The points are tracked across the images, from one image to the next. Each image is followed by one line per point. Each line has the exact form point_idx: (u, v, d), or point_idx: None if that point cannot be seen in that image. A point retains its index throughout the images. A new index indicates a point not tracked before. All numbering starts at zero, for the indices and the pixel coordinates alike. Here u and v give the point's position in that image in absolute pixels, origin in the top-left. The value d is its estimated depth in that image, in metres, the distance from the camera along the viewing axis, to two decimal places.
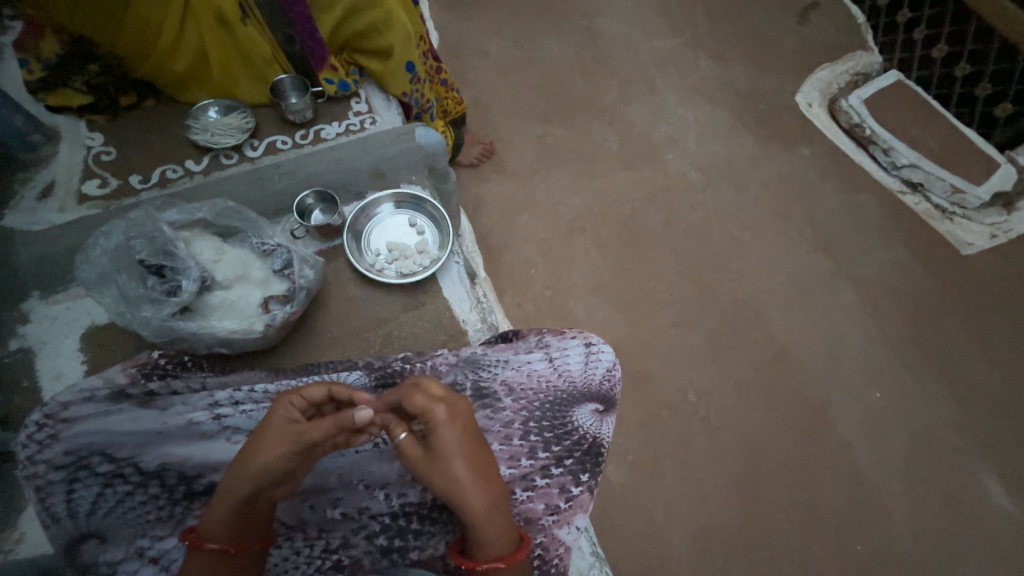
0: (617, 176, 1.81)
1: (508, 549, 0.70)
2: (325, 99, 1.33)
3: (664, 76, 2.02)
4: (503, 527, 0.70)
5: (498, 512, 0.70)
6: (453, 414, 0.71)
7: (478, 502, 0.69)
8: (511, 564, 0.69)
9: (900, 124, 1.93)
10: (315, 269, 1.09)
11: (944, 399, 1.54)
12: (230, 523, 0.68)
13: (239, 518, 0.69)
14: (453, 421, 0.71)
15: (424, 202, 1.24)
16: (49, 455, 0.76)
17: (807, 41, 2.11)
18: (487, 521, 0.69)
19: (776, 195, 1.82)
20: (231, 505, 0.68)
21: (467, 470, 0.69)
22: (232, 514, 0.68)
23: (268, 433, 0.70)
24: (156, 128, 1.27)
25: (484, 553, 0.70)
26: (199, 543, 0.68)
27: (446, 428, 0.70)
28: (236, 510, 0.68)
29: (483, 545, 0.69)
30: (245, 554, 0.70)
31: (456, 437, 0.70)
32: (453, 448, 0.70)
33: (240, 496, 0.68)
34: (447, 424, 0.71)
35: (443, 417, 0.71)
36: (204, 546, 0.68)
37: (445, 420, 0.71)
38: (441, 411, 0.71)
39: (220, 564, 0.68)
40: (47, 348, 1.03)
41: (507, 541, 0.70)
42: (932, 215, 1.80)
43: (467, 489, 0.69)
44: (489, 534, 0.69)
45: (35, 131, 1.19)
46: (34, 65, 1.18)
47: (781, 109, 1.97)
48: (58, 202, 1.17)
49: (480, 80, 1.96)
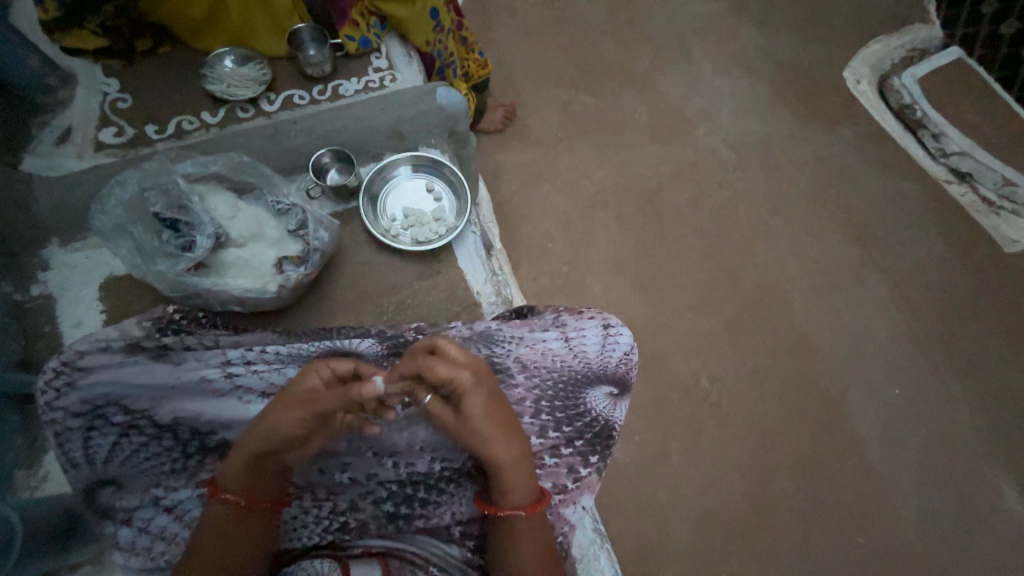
0: (644, 149, 1.73)
1: (530, 500, 0.74)
2: (344, 54, 1.26)
3: (702, 43, 1.89)
4: (526, 477, 0.73)
5: (520, 466, 0.72)
6: (477, 379, 0.71)
7: (502, 454, 0.71)
8: (531, 514, 0.73)
9: (956, 107, 1.79)
10: (330, 232, 1.06)
11: (967, 401, 1.49)
12: (241, 477, 0.70)
13: (250, 474, 0.70)
14: (478, 386, 0.71)
15: (443, 166, 1.19)
16: (67, 402, 0.77)
17: (862, 10, 1.94)
18: (511, 471, 0.72)
19: (813, 178, 1.72)
20: (242, 461, 0.70)
21: (494, 427, 0.71)
22: (245, 470, 0.70)
23: (287, 399, 0.69)
24: (172, 76, 1.23)
25: (507, 501, 0.73)
26: (216, 492, 0.71)
27: (472, 391, 0.70)
28: (248, 464, 0.70)
29: (507, 493, 0.73)
30: (254, 511, 0.71)
31: (481, 401, 0.71)
32: (478, 410, 0.70)
33: (252, 454, 0.69)
34: (473, 388, 0.70)
35: (469, 381, 0.70)
36: (222, 496, 0.71)
37: (470, 385, 0.70)
38: (466, 376, 0.70)
39: (230, 517, 0.70)
40: (68, 296, 1.04)
41: (529, 493, 0.73)
42: (978, 208, 1.69)
43: (493, 442, 0.71)
44: (513, 484, 0.72)
45: (51, 74, 1.16)
46: (49, 3, 1.12)
47: (826, 85, 1.84)
48: (75, 148, 1.15)
49: (506, 40, 1.86)
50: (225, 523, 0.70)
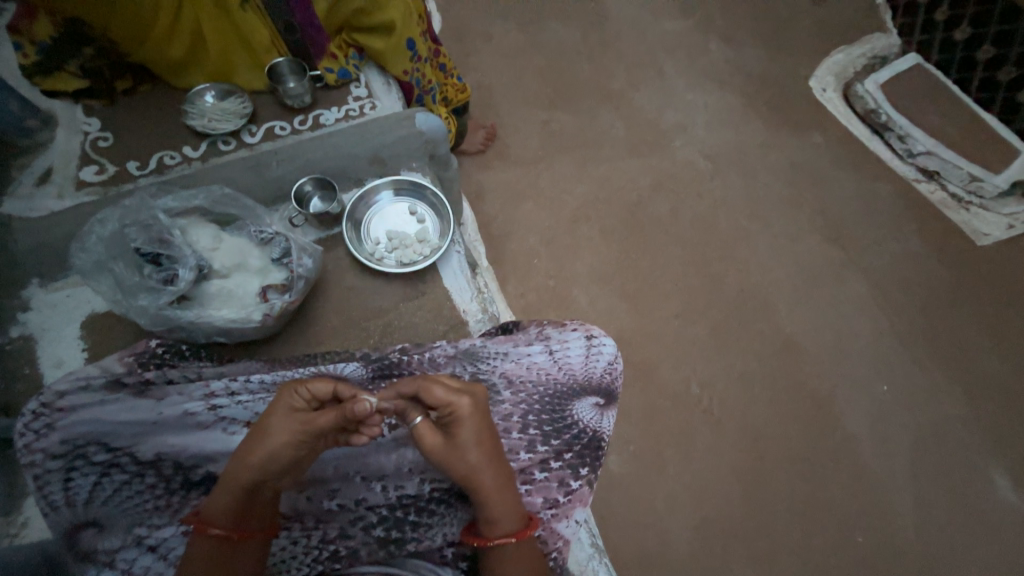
0: (623, 163, 1.77)
1: (520, 525, 0.72)
2: (323, 85, 1.30)
3: (673, 59, 1.96)
4: (514, 503, 0.73)
5: (507, 491, 0.72)
6: (475, 405, 0.72)
7: (492, 480, 0.71)
8: (521, 539, 0.72)
9: (918, 110, 1.87)
10: (314, 258, 1.07)
11: (953, 393, 1.51)
12: (232, 510, 0.69)
13: (242, 505, 0.69)
14: (475, 412, 0.72)
15: (425, 188, 1.21)
16: (46, 444, 0.76)
17: (823, 23, 2.04)
18: (498, 498, 0.71)
19: (787, 182, 1.77)
20: (234, 493, 0.68)
21: (485, 454, 0.71)
22: (235, 501, 0.68)
23: (276, 424, 0.70)
24: (153, 113, 1.25)
25: (496, 529, 0.72)
26: (203, 527, 0.68)
27: (469, 417, 0.71)
28: (240, 497, 0.69)
29: (494, 520, 0.72)
30: (247, 542, 0.70)
31: (476, 428, 0.72)
32: (472, 437, 0.71)
33: (245, 484, 0.68)
34: (470, 415, 0.72)
35: (466, 408, 0.72)
36: (208, 530, 0.68)
37: (469, 412, 0.71)
38: (463, 403, 0.72)
39: (220, 550, 0.68)
40: (48, 336, 1.03)
41: (519, 519, 0.73)
42: (947, 205, 1.75)
43: (484, 470, 0.71)
44: (502, 511, 0.72)
45: (31, 117, 1.18)
46: (28, 48, 1.16)
47: (793, 94, 1.91)
48: (56, 188, 1.15)
49: (484, 64, 1.91)
50: (212, 556, 0.68)
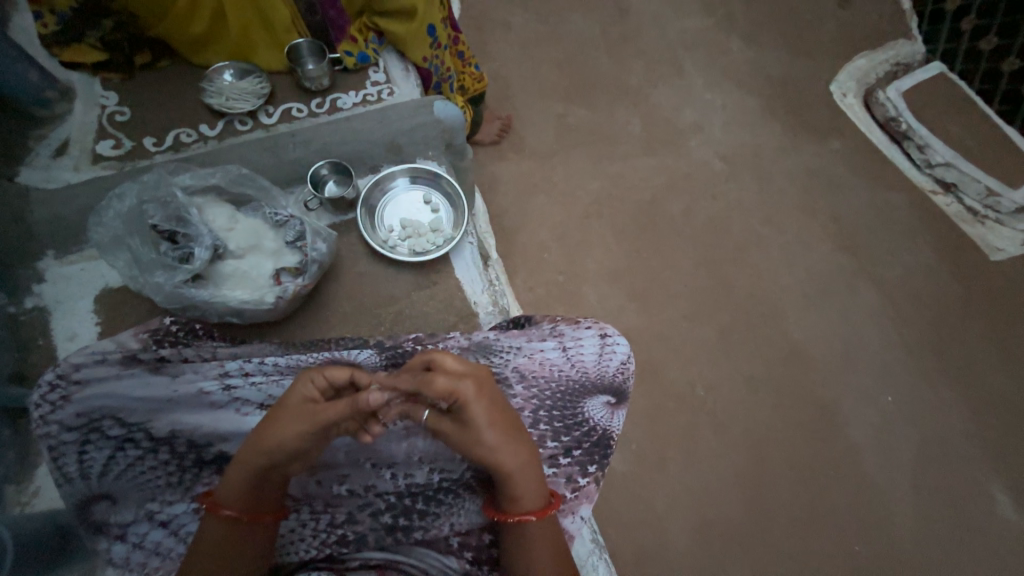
0: (638, 160, 1.76)
1: (540, 503, 0.74)
2: (341, 68, 1.28)
3: (693, 57, 1.93)
4: (535, 481, 0.73)
5: (528, 471, 0.72)
6: (479, 387, 0.71)
7: (511, 461, 0.71)
8: (542, 517, 0.73)
9: (939, 119, 1.84)
10: (328, 243, 1.07)
11: (958, 407, 1.51)
12: (244, 492, 0.69)
13: (254, 488, 0.69)
14: (481, 395, 0.71)
15: (440, 178, 1.21)
16: (62, 416, 0.77)
17: (847, 26, 2.00)
18: (520, 477, 0.72)
19: (803, 188, 1.75)
20: (247, 477, 0.69)
21: (500, 435, 0.71)
22: (248, 485, 0.69)
23: (291, 413, 0.69)
24: (171, 89, 1.24)
25: (517, 506, 0.73)
26: (215, 508, 0.69)
27: (476, 400, 0.70)
28: (253, 480, 0.69)
29: (515, 499, 0.73)
30: (258, 524, 0.71)
31: (485, 410, 0.70)
32: (482, 419, 0.70)
33: (256, 468, 0.69)
34: (476, 398, 0.70)
35: (472, 390, 0.70)
36: (221, 512, 0.69)
37: (473, 395, 0.70)
38: (469, 386, 0.70)
39: (233, 531, 0.69)
40: (63, 308, 1.04)
41: (539, 497, 0.73)
42: (963, 218, 1.73)
43: (501, 450, 0.71)
44: (522, 489, 0.72)
45: (50, 88, 1.16)
46: (48, 17, 1.16)
47: (814, 98, 1.88)
48: (73, 160, 1.15)
49: (502, 54, 1.89)
50: (226, 537, 0.69)
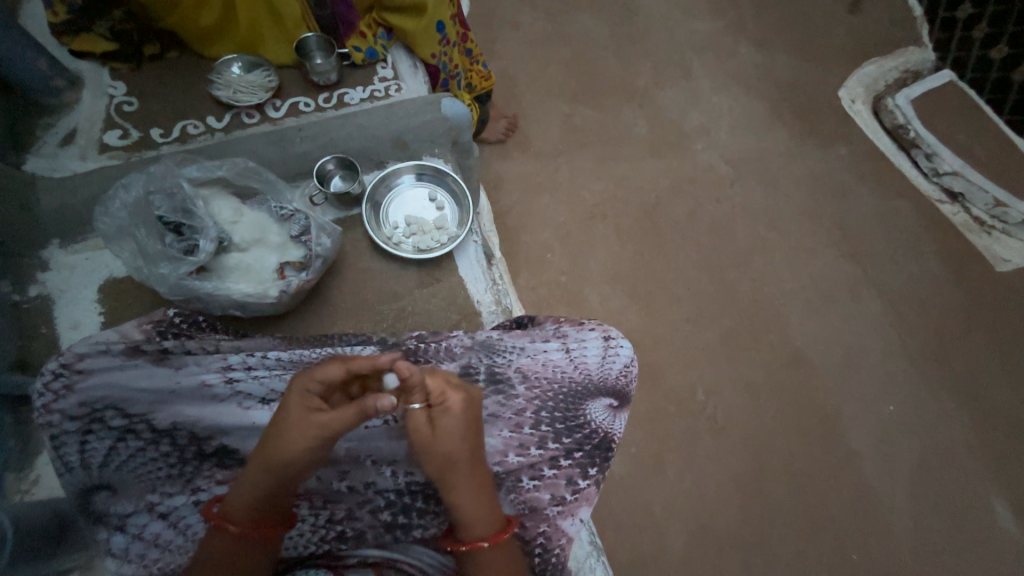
0: (643, 162, 1.75)
1: (494, 528, 0.72)
2: (350, 63, 1.28)
3: (701, 60, 1.93)
4: (486, 506, 0.72)
5: (481, 492, 0.73)
6: (465, 402, 0.73)
7: (465, 483, 0.72)
8: (495, 542, 0.72)
9: (948, 128, 1.83)
10: (332, 238, 1.07)
11: (959, 417, 1.50)
12: (257, 507, 0.70)
13: (268, 503, 0.70)
14: (466, 411, 0.72)
15: (446, 176, 1.21)
16: (65, 405, 0.76)
17: (857, 32, 1.99)
18: (474, 499, 0.72)
19: (808, 194, 1.74)
20: (257, 492, 0.69)
21: (463, 451, 0.71)
22: (264, 499, 0.70)
23: (289, 424, 0.69)
24: (178, 80, 1.24)
25: (469, 531, 0.72)
26: (222, 522, 0.69)
27: (456, 415, 0.71)
28: (265, 497, 0.69)
29: (467, 522, 0.72)
30: (270, 536, 0.71)
31: (465, 426, 0.72)
32: (456, 436, 0.71)
33: (268, 485, 0.69)
34: (459, 411, 0.72)
35: (457, 403, 0.72)
36: (226, 527, 0.69)
37: (459, 406, 0.72)
38: (455, 399, 0.72)
39: (242, 546, 0.69)
40: (66, 297, 1.04)
41: (493, 521, 0.72)
42: (969, 228, 1.72)
43: (460, 467, 0.71)
44: (474, 513, 0.72)
45: (59, 76, 1.15)
46: (57, 6, 1.16)
47: (821, 104, 1.87)
48: (79, 149, 1.15)
49: (509, 52, 1.89)
50: (227, 551, 0.69)
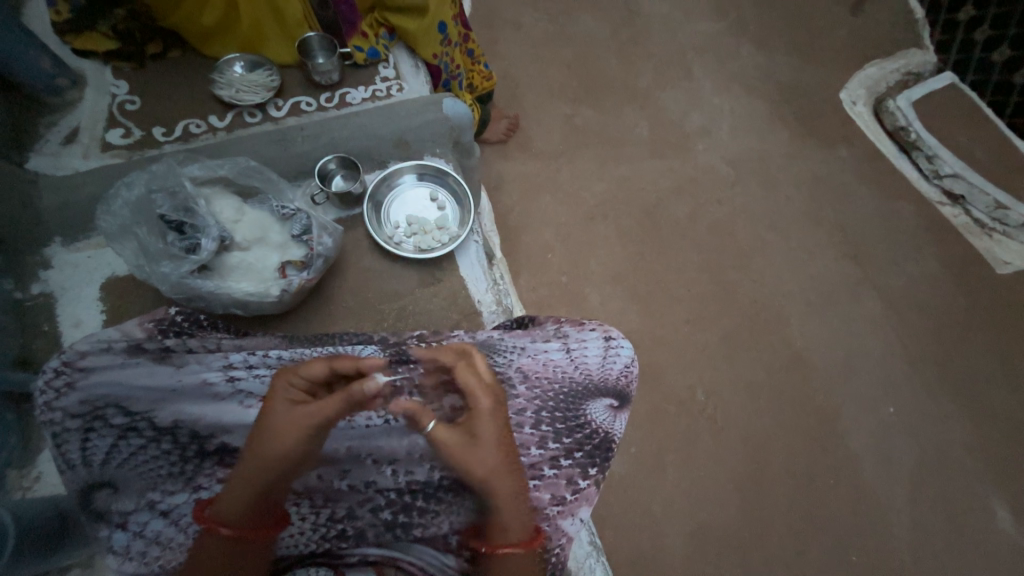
0: (644, 163, 1.75)
1: (527, 535, 0.71)
2: (351, 63, 1.28)
3: (703, 61, 1.93)
4: (523, 511, 0.72)
5: (516, 497, 0.71)
6: (493, 404, 0.73)
7: (502, 485, 0.70)
8: (529, 548, 0.71)
9: (948, 130, 1.83)
10: (333, 238, 1.07)
11: (959, 419, 1.50)
12: (249, 507, 0.68)
13: (261, 502, 0.69)
14: (495, 410, 0.72)
15: (447, 176, 1.21)
16: (65, 403, 0.76)
17: (859, 34, 1.99)
18: (508, 503, 0.70)
19: (809, 195, 1.75)
20: (249, 492, 0.68)
21: (495, 455, 0.70)
22: (254, 498, 0.68)
23: (281, 419, 0.69)
24: (181, 79, 1.24)
25: (505, 535, 0.71)
26: (215, 526, 0.68)
27: (491, 416, 0.72)
28: (257, 496, 0.68)
29: (501, 526, 0.71)
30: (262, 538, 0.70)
31: (496, 427, 0.71)
32: (491, 436, 0.71)
33: (263, 484, 0.68)
34: (491, 412, 0.72)
35: (489, 404, 0.72)
36: (218, 530, 0.68)
37: (490, 409, 0.72)
38: (484, 402, 0.72)
39: (235, 547, 0.69)
40: (68, 295, 1.04)
41: (526, 526, 0.71)
42: (970, 230, 1.72)
43: (497, 472, 0.70)
44: (510, 517, 0.71)
45: (62, 75, 1.16)
46: (62, 6, 1.17)
47: (823, 106, 1.88)
48: (81, 148, 1.16)
49: (511, 53, 1.89)
50: (226, 552, 0.69)
